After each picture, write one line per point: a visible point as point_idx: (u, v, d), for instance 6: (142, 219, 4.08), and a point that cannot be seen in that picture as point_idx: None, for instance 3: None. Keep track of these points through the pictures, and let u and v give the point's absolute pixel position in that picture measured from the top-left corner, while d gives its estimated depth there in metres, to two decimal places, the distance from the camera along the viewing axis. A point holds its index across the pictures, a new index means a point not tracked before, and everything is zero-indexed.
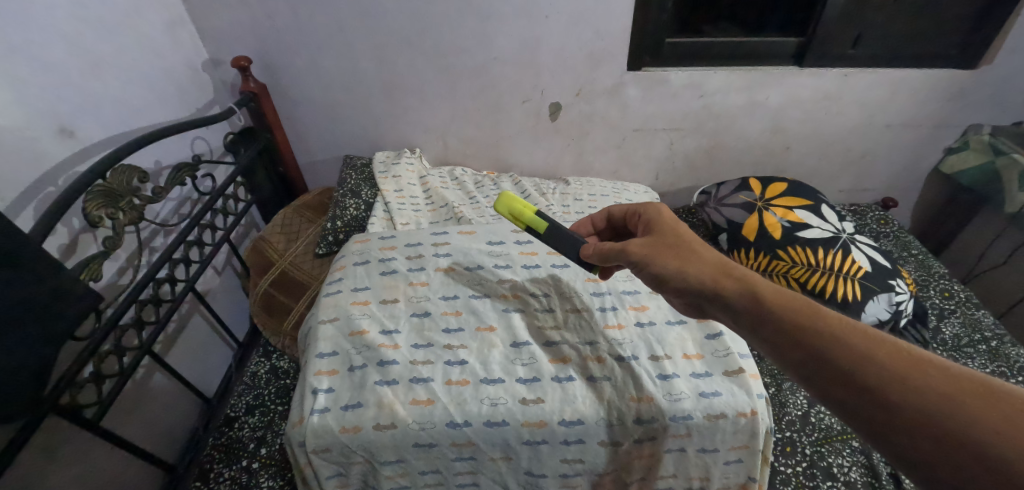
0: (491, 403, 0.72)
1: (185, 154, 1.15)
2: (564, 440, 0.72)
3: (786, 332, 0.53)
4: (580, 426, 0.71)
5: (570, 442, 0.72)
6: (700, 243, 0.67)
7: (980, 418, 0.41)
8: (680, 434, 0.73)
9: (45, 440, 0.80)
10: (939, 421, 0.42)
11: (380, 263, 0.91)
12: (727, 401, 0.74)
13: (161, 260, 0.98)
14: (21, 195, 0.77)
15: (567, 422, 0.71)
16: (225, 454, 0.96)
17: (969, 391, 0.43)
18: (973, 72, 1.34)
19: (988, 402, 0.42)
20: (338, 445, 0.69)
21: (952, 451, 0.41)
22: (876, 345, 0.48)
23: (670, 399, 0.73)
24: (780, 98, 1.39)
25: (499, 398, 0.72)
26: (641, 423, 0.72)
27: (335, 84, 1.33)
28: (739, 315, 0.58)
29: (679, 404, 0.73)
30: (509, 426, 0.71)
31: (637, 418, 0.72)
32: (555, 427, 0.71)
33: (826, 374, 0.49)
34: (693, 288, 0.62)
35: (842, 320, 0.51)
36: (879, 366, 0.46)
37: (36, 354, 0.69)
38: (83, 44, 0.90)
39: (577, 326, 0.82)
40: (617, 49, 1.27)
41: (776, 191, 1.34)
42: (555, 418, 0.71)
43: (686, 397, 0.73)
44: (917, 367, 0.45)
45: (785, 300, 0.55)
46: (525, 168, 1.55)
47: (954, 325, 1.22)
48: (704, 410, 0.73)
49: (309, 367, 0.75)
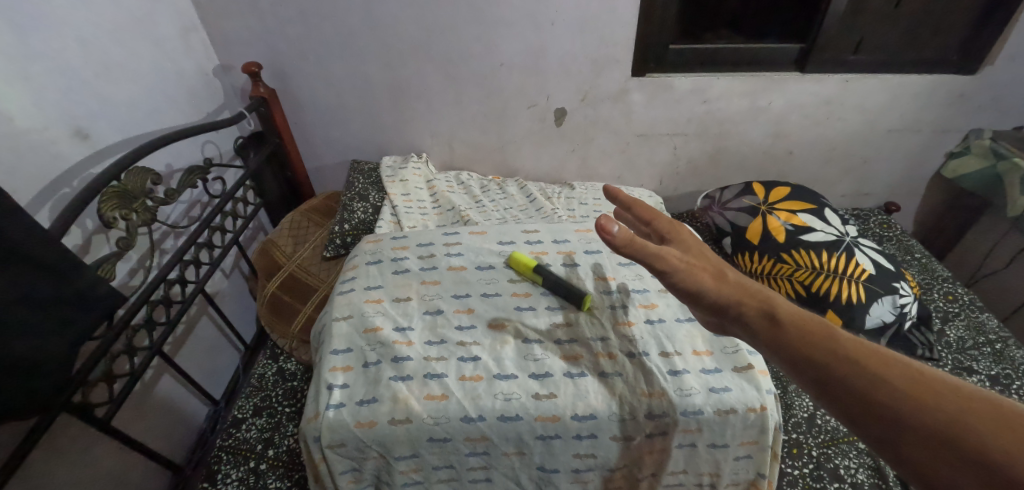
0: (504, 398, 0.72)
1: (195, 158, 1.17)
2: (577, 434, 0.72)
3: (797, 347, 0.52)
4: (592, 421, 0.72)
5: (583, 437, 0.72)
6: (714, 260, 0.67)
7: (996, 439, 0.40)
8: (691, 429, 0.73)
9: (57, 437, 0.80)
10: (955, 443, 0.41)
11: (392, 263, 0.92)
12: (737, 396, 0.74)
13: (173, 261, 0.99)
14: (38, 194, 0.79)
15: (580, 416, 0.72)
16: (235, 455, 0.96)
17: (986, 412, 0.42)
18: (973, 78, 1.36)
19: (1004, 425, 0.41)
20: (353, 440, 0.69)
21: (960, 468, 0.40)
22: (891, 366, 0.47)
23: (680, 394, 0.74)
24: (783, 104, 1.40)
25: (512, 393, 0.73)
26: (652, 418, 0.73)
27: (343, 89, 1.35)
28: (750, 327, 0.57)
29: (690, 399, 0.73)
30: (522, 420, 0.71)
31: (648, 414, 0.73)
32: (568, 421, 0.72)
33: (837, 389, 0.48)
34: (705, 299, 0.62)
35: (855, 341, 0.50)
36: (891, 385, 0.45)
37: (54, 353, 0.70)
38: (99, 48, 0.92)
39: (588, 324, 0.83)
40: (621, 55, 1.29)
41: (779, 195, 1.35)
42: (568, 413, 0.72)
43: (696, 393, 0.74)
44: (932, 390, 0.44)
45: (797, 318, 0.55)
46: (529, 173, 1.56)
47: (958, 328, 1.22)
48: (715, 405, 0.73)
49: (324, 363, 0.76)
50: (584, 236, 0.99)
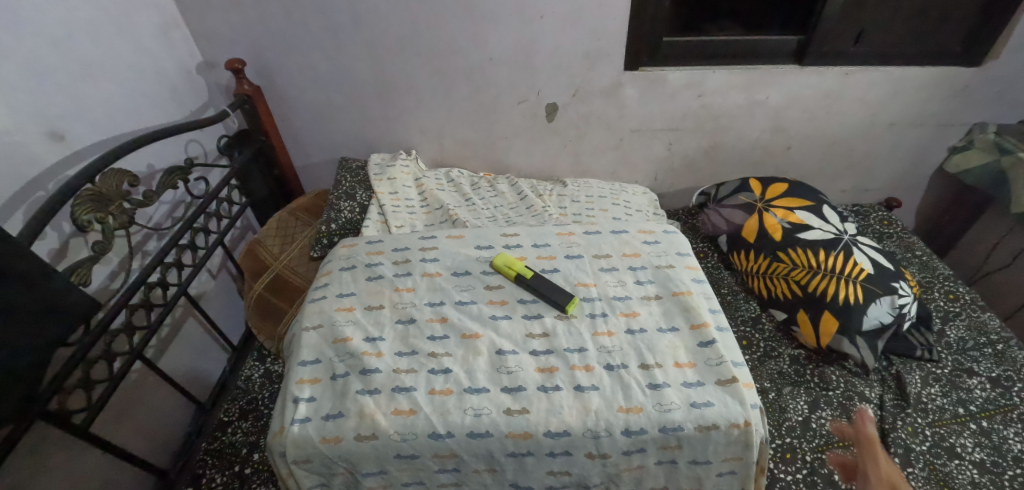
0: (474, 413, 0.70)
1: (178, 157, 1.15)
2: (551, 451, 0.70)
3: None
4: (565, 437, 0.70)
5: (557, 454, 0.70)
6: None
7: None
8: (670, 446, 0.71)
9: (34, 447, 0.79)
10: None
11: (367, 268, 0.92)
12: (719, 411, 0.71)
13: (152, 264, 0.96)
14: (11, 199, 0.77)
15: (553, 433, 0.70)
16: (219, 460, 0.95)
17: None
18: (978, 70, 1.32)
19: None
20: (319, 456, 0.68)
21: None
22: None
23: (659, 409, 0.71)
24: (781, 98, 1.37)
25: (482, 408, 0.71)
26: (630, 435, 0.70)
27: (330, 85, 1.32)
28: None
29: (669, 415, 0.71)
30: (493, 437, 0.69)
31: (625, 430, 0.70)
32: (541, 438, 0.69)
33: None
34: None
35: None
36: None
37: (29, 364, 0.69)
38: (74, 47, 0.90)
39: (566, 333, 0.82)
40: (615, 49, 1.25)
41: (776, 191, 1.32)
42: (541, 430, 0.70)
43: (676, 408, 0.71)
44: None
45: None
46: (522, 170, 1.53)
47: (959, 328, 1.19)
48: (696, 421, 0.71)
49: (291, 375, 0.75)
50: (566, 240, 0.98)
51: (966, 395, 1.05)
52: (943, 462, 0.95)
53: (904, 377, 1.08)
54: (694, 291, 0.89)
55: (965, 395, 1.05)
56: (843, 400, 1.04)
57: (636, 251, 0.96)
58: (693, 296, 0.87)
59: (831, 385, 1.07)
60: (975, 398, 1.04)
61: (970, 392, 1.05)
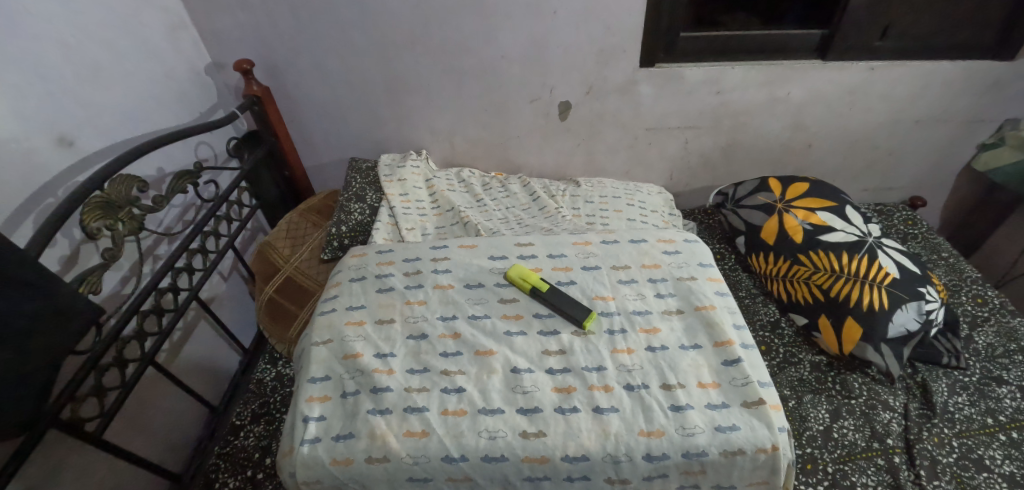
0: (489, 436, 0.69)
1: (188, 161, 1.14)
2: (568, 476, 0.68)
3: None
4: (584, 462, 0.68)
5: (574, 479, 0.68)
6: None
7: None
8: (693, 471, 0.69)
9: (49, 454, 0.79)
10: None
11: (378, 280, 0.90)
12: (746, 435, 0.69)
13: (163, 269, 0.95)
14: (22, 206, 0.76)
15: (571, 458, 0.68)
16: (232, 464, 0.94)
17: None
18: (1010, 64, 1.26)
19: None
20: (329, 477, 0.67)
21: None
22: None
23: (682, 433, 0.69)
24: (802, 94, 1.32)
25: (498, 431, 0.69)
26: (651, 459, 0.68)
27: (339, 85, 1.30)
28: None
29: (692, 439, 0.69)
30: (508, 461, 0.68)
31: (646, 456, 0.68)
32: (558, 463, 0.68)
33: None
34: None
35: None
36: None
37: (41, 373, 0.68)
38: (81, 50, 0.89)
39: (584, 350, 0.80)
40: (629, 46, 1.21)
41: (797, 191, 1.27)
42: (559, 454, 0.68)
43: (700, 432, 0.69)
44: None
45: None
46: (534, 169, 1.51)
47: (988, 334, 1.14)
48: (720, 445, 0.69)
49: (301, 393, 0.75)
50: (582, 250, 0.96)
51: (996, 404, 1.01)
52: (971, 475, 0.91)
53: (930, 386, 1.05)
54: (717, 305, 0.86)
55: (995, 405, 1.01)
56: (866, 409, 1.01)
57: (656, 262, 0.93)
58: (717, 311, 0.84)
59: (855, 393, 1.03)
60: (1004, 407, 1.00)
61: (999, 401, 1.01)
